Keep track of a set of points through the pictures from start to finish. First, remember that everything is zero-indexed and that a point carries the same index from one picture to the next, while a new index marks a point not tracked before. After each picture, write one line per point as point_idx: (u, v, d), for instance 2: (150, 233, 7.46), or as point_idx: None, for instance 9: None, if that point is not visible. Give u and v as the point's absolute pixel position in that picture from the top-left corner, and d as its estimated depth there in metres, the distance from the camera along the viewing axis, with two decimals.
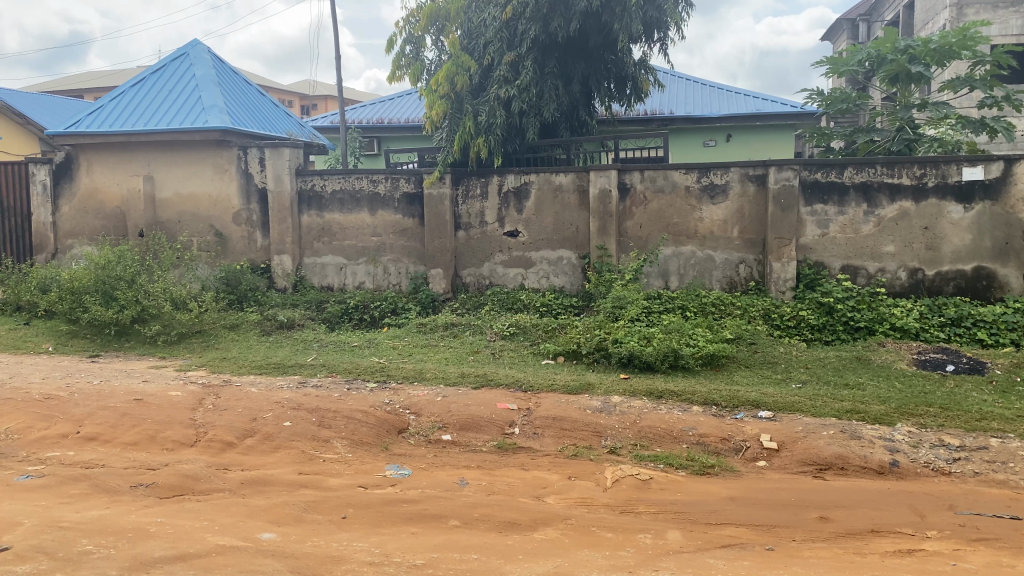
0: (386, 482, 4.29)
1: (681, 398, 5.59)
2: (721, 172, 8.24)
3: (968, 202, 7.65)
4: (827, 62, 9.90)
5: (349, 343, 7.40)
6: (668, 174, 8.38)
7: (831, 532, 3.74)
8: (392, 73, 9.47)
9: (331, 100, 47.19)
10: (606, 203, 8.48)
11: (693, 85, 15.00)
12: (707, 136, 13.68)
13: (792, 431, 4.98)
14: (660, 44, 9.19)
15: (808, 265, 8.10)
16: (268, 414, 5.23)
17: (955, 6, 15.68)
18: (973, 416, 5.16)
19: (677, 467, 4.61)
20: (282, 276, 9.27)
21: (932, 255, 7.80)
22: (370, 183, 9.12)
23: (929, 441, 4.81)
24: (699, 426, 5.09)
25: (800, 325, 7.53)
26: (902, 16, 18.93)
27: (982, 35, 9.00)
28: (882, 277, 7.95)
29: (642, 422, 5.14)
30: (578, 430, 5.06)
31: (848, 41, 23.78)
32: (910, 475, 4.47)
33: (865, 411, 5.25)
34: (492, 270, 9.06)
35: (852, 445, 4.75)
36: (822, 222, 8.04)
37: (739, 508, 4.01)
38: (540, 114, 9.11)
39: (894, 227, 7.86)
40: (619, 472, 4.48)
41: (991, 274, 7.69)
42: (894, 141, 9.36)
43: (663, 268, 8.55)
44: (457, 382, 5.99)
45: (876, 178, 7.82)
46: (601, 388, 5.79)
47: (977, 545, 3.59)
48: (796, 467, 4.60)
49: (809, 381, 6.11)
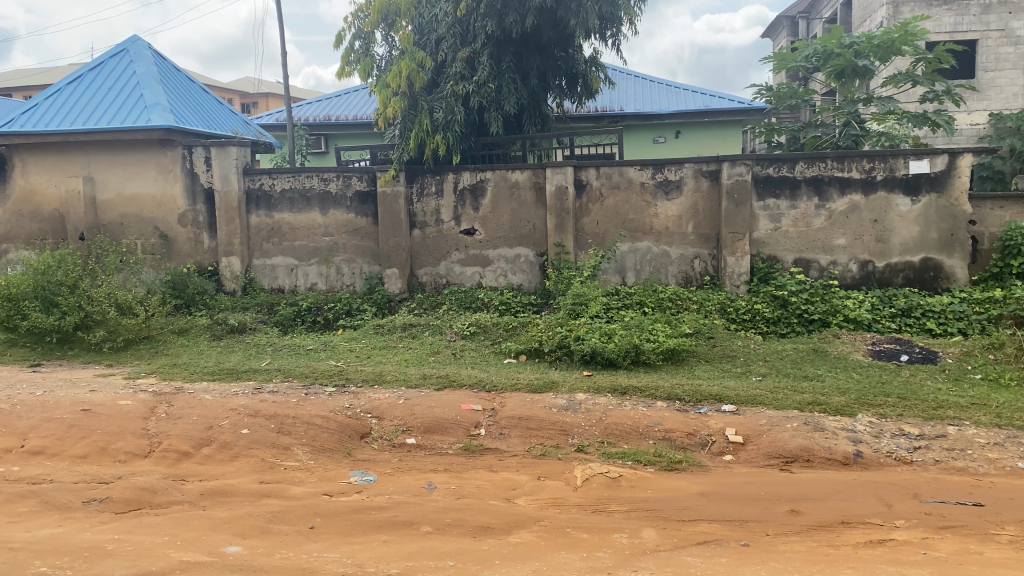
0: (352, 489, 4.17)
1: (645, 394, 5.58)
2: (674, 169, 8.28)
3: (915, 194, 7.82)
4: (774, 58, 10.03)
5: (304, 347, 7.24)
6: (624, 170, 8.37)
7: (803, 525, 3.75)
8: (341, 69, 9.29)
9: (273, 98, 46.39)
10: (563, 200, 8.43)
11: (641, 82, 15.08)
12: (657, 132, 13.80)
13: (757, 425, 5.01)
14: (613, 40, 9.19)
15: (762, 259, 8.19)
16: (225, 422, 5.06)
17: (891, 4, 16.12)
18: (930, 405, 5.26)
19: (645, 464, 4.59)
20: (231, 278, 9.03)
21: (882, 247, 7.96)
22: (321, 181, 8.93)
23: (889, 431, 4.89)
24: (665, 421, 5.09)
25: (755, 318, 7.61)
26: (840, 14, 19.39)
27: (923, 32, 9.21)
28: (834, 269, 8.09)
29: (608, 419, 5.11)
30: (545, 429, 5.01)
31: (789, 37, 24.21)
32: (874, 465, 4.53)
33: (827, 403, 5.31)
34: (449, 269, 8.96)
35: (816, 436, 4.80)
36: (774, 216, 8.14)
37: (710, 504, 4.00)
38: (496, 110, 9.03)
39: (844, 220, 8.00)
40: (588, 471, 4.44)
41: (938, 265, 7.88)
42: (841, 136, 9.51)
43: (620, 264, 8.55)
44: (418, 385, 5.88)
45: (827, 172, 7.94)
46: (565, 386, 5.75)
47: (944, 533, 3.64)
48: (763, 460, 4.62)
49: (769, 374, 6.17)
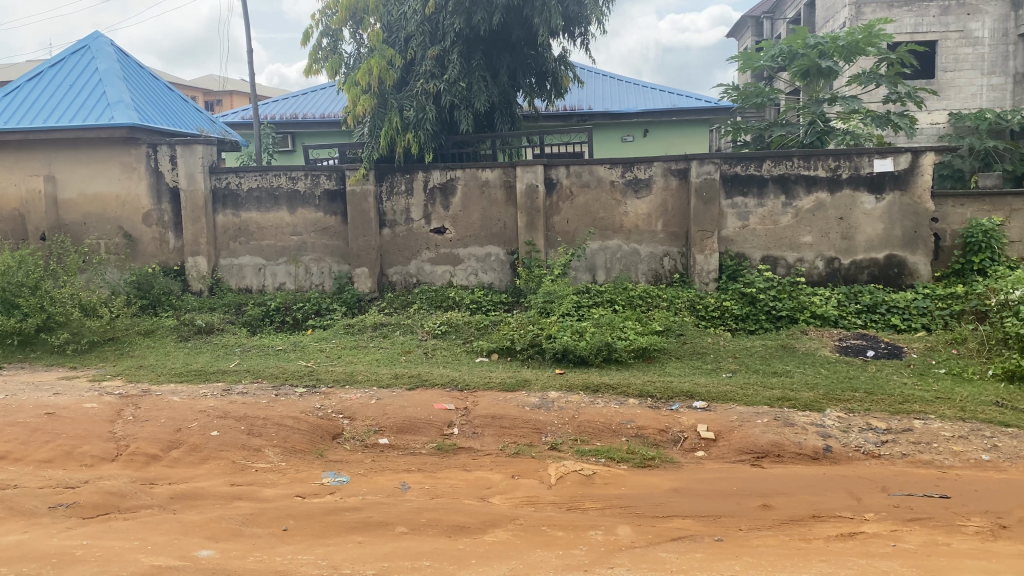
0: (324, 490, 4.14)
1: (617, 391, 5.61)
2: (644, 167, 8.33)
3: (879, 192, 7.94)
4: (740, 58, 10.13)
5: (273, 347, 7.16)
6: (594, 169, 8.40)
7: (775, 519, 3.79)
8: (309, 66, 9.20)
9: (238, 96, 45.82)
10: (533, 198, 8.44)
11: (609, 81, 15.14)
12: (625, 131, 13.87)
13: (728, 420, 5.06)
14: (582, 40, 9.23)
15: (730, 257, 8.27)
16: (193, 424, 4.99)
17: (853, 5, 16.38)
18: (896, 399, 5.35)
19: (618, 460, 4.61)
20: (197, 278, 8.92)
21: (847, 244, 8.08)
22: (289, 180, 8.84)
23: (857, 425, 4.96)
24: (638, 418, 5.12)
25: (724, 315, 7.69)
26: (803, 15, 19.66)
27: (885, 34, 9.36)
28: (801, 266, 8.20)
29: (581, 417, 5.12)
30: (518, 427, 5.01)
31: (753, 37, 24.47)
32: (842, 459, 4.59)
33: (796, 398, 5.38)
34: (420, 268, 8.92)
35: (786, 432, 4.85)
36: (742, 214, 8.22)
37: (684, 499, 4.03)
38: (466, 108, 9.01)
39: (810, 218, 8.11)
40: (562, 469, 4.45)
41: (902, 262, 8.02)
42: (806, 135, 9.57)
43: (591, 262, 8.59)
44: (390, 385, 5.85)
45: (794, 170, 8.04)
46: (537, 384, 5.76)
47: (912, 525, 3.70)
48: (734, 456, 4.67)
49: (739, 370, 6.24)
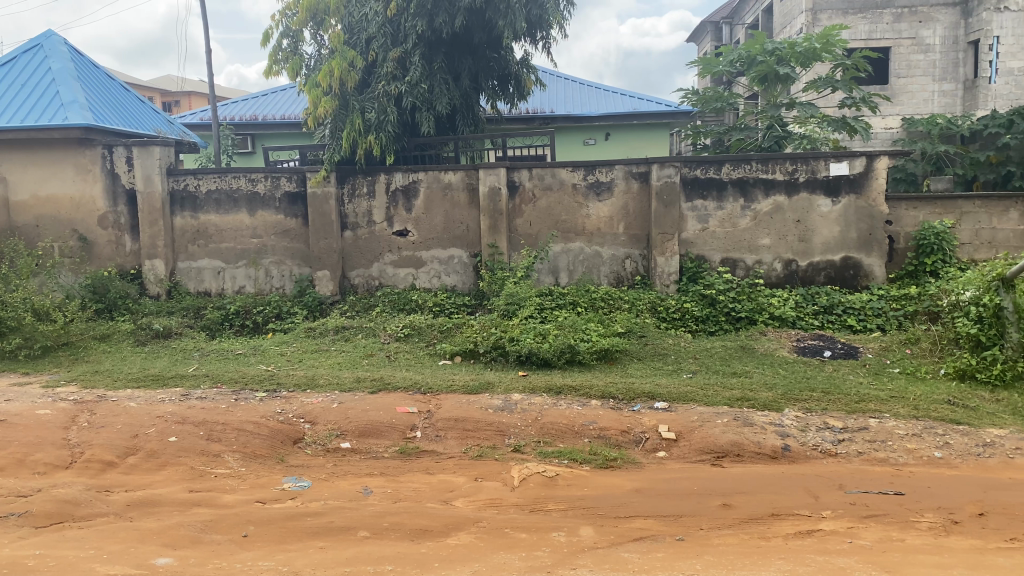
0: (285, 495, 4.10)
1: (580, 393, 5.64)
2: (606, 170, 8.38)
3: (835, 196, 8.09)
4: (700, 62, 10.25)
5: (233, 351, 7.07)
6: (556, 172, 8.44)
7: (735, 518, 3.84)
8: (269, 67, 9.10)
9: (196, 97, 45.18)
10: (496, 201, 8.45)
11: (571, 84, 15.21)
12: (587, 134, 13.96)
13: (688, 421, 5.12)
14: (544, 43, 9.27)
15: (690, 259, 8.36)
16: (151, 430, 4.90)
17: (810, 11, 16.67)
18: (852, 399, 5.45)
19: (581, 462, 4.64)
20: (155, 282, 8.78)
21: (804, 246, 8.22)
22: (248, 182, 8.74)
23: (815, 424, 5.05)
24: (600, 419, 5.15)
25: (685, 317, 7.76)
26: (761, 21, 19.97)
27: (840, 40, 9.55)
28: (759, 268, 8.32)
29: (544, 419, 5.14)
30: (481, 430, 5.01)
31: (712, 42, 24.77)
32: (801, 458, 4.67)
33: (755, 398, 5.46)
34: (382, 270, 8.87)
35: (746, 431, 4.92)
36: (702, 217, 8.32)
37: (646, 500, 4.07)
38: (429, 110, 8.99)
39: (769, 220, 8.23)
40: (525, 471, 4.46)
41: (858, 264, 8.17)
42: (764, 138, 9.74)
43: (553, 264, 8.62)
44: (352, 388, 5.80)
45: (752, 173, 8.16)
46: (501, 386, 5.76)
47: (868, 522, 3.78)
48: (695, 456, 4.72)
49: (699, 370, 6.31)
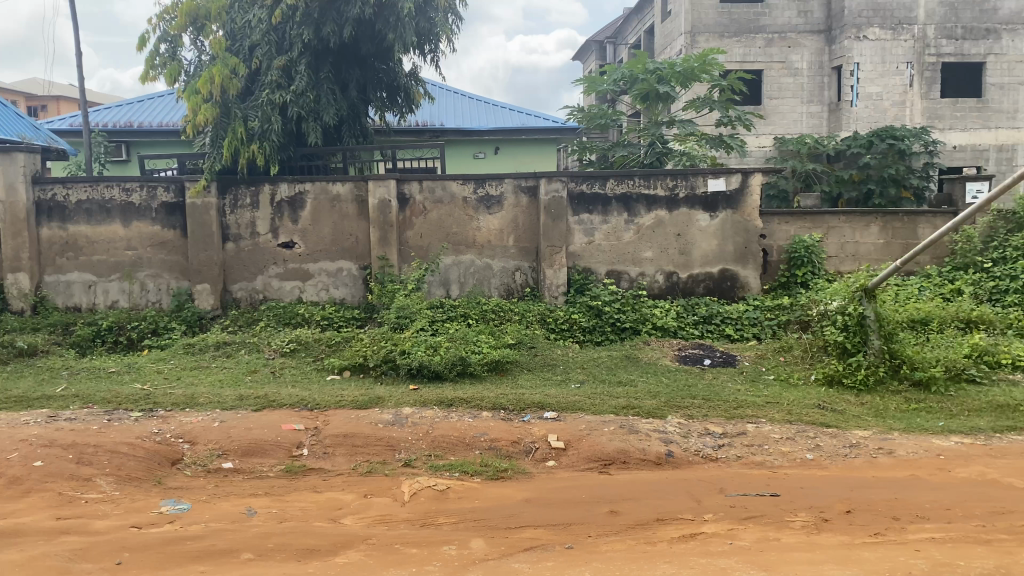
0: (163, 519, 3.91)
1: (471, 405, 5.65)
2: (496, 183, 8.45)
3: (712, 211, 8.44)
4: (585, 80, 10.50)
5: (106, 369, 6.71)
6: (446, 184, 8.45)
7: (622, 524, 3.93)
8: (145, 72, 8.73)
9: (65, 103, 42.80)
10: (385, 213, 8.37)
11: (459, 98, 15.27)
12: (477, 147, 14.04)
13: (577, 430, 5.20)
14: (432, 57, 9.31)
15: (578, 272, 8.52)
16: (14, 454, 4.59)
17: (688, 34, 17.29)
18: (730, 405, 5.69)
19: (472, 474, 4.64)
20: (18, 296, 8.23)
21: (684, 259, 8.52)
22: (122, 191, 8.34)
23: (697, 430, 5.23)
24: (491, 431, 5.17)
25: (573, 328, 7.90)
26: (643, 41, 20.66)
27: (716, 62, 10.01)
28: (642, 280, 8.57)
29: (434, 432, 5.12)
30: (370, 445, 4.94)
31: (596, 61, 25.41)
32: (683, 463, 4.82)
33: (639, 406, 5.61)
34: (266, 283, 8.62)
35: (631, 439, 5.05)
36: (588, 230, 8.50)
37: (536, 510, 4.11)
38: (315, 120, 8.83)
39: (651, 234, 8.50)
40: (416, 485, 4.42)
41: (734, 276, 8.55)
42: (646, 155, 10.07)
43: (444, 277, 8.60)
44: (234, 407, 5.60)
45: (636, 189, 8.41)
46: (390, 401, 5.70)
47: (747, 523, 3.94)
48: (583, 464, 4.80)
49: (587, 380, 6.42)
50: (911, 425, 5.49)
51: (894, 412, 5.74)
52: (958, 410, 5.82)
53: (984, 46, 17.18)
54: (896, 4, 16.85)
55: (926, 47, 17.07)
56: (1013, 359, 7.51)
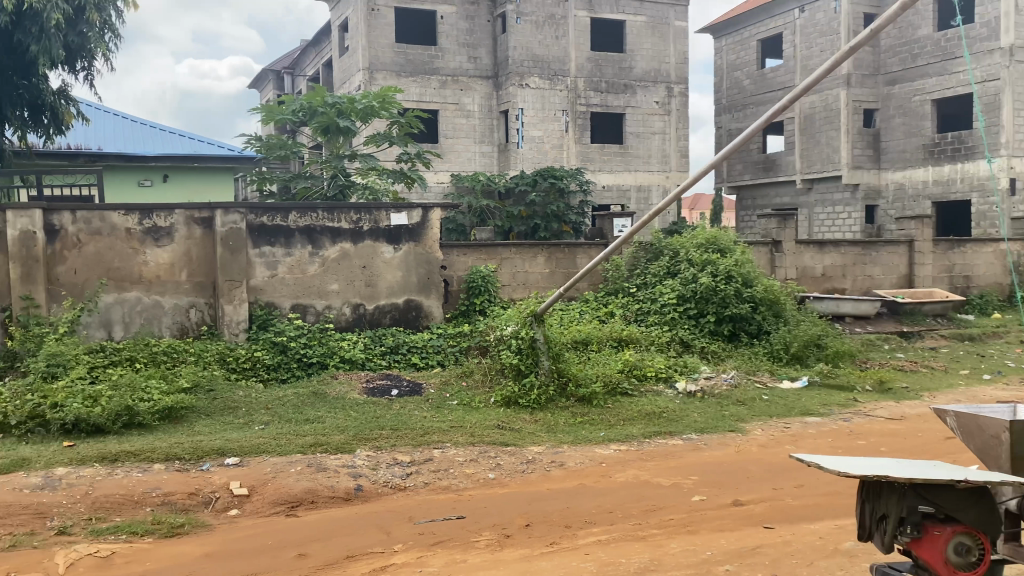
0: None
1: (139, 458, 5.14)
2: (164, 214, 7.90)
3: (396, 243, 8.67)
4: (263, 109, 10.20)
5: None
6: (105, 215, 7.72)
7: (311, 566, 3.82)
8: None
9: None
10: (30, 246, 7.38)
11: (119, 120, 14.00)
12: (143, 175, 12.97)
13: (261, 474, 4.97)
14: (86, 75, 8.47)
15: (260, 306, 8.17)
16: None
17: (366, 70, 17.48)
18: (417, 433, 5.79)
19: (142, 534, 4.21)
20: None
21: (370, 291, 8.58)
22: None
23: (384, 462, 5.26)
24: (164, 485, 4.75)
25: (255, 366, 7.56)
26: (322, 74, 20.66)
27: (394, 100, 10.35)
28: (329, 313, 8.43)
29: (96, 492, 4.59)
30: (15, 516, 4.28)
31: (273, 90, 24.76)
32: (372, 496, 4.81)
33: (326, 442, 5.51)
34: None
35: (319, 477, 4.95)
36: (271, 263, 8.22)
37: (217, 564, 3.83)
38: None
39: (336, 267, 8.45)
40: (73, 555, 3.90)
41: (419, 306, 8.81)
42: (328, 188, 10.03)
43: (104, 317, 7.73)
44: None
45: (319, 222, 8.36)
46: (40, 461, 5.01)
47: (435, 548, 4.03)
48: (269, 509, 4.59)
49: (271, 421, 6.16)
50: (577, 437, 6.04)
51: (563, 426, 6.26)
52: (615, 419, 6.52)
53: (624, 99, 19.58)
54: (551, 57, 18.85)
55: (578, 97, 19.11)
56: (656, 371, 8.63)
